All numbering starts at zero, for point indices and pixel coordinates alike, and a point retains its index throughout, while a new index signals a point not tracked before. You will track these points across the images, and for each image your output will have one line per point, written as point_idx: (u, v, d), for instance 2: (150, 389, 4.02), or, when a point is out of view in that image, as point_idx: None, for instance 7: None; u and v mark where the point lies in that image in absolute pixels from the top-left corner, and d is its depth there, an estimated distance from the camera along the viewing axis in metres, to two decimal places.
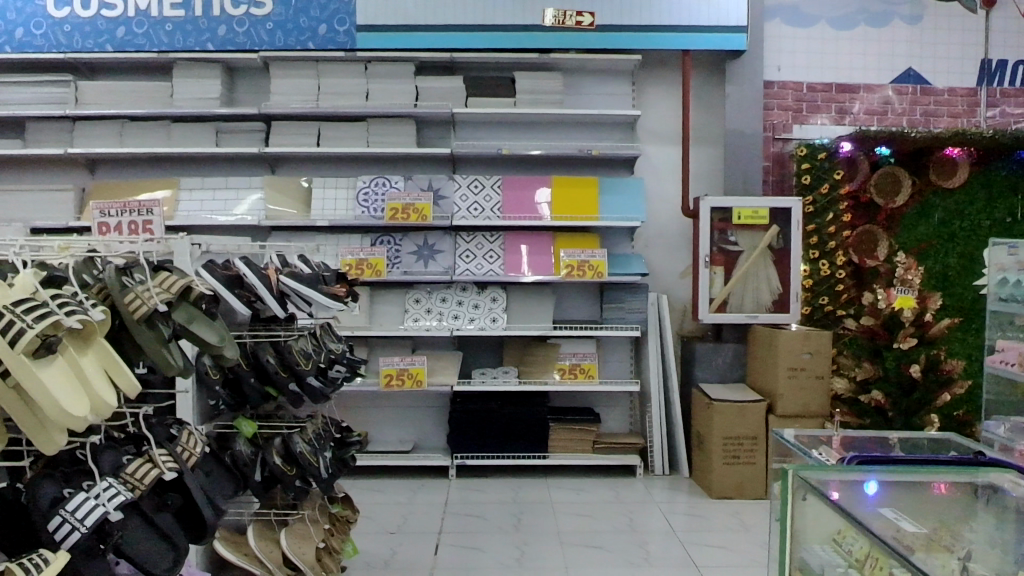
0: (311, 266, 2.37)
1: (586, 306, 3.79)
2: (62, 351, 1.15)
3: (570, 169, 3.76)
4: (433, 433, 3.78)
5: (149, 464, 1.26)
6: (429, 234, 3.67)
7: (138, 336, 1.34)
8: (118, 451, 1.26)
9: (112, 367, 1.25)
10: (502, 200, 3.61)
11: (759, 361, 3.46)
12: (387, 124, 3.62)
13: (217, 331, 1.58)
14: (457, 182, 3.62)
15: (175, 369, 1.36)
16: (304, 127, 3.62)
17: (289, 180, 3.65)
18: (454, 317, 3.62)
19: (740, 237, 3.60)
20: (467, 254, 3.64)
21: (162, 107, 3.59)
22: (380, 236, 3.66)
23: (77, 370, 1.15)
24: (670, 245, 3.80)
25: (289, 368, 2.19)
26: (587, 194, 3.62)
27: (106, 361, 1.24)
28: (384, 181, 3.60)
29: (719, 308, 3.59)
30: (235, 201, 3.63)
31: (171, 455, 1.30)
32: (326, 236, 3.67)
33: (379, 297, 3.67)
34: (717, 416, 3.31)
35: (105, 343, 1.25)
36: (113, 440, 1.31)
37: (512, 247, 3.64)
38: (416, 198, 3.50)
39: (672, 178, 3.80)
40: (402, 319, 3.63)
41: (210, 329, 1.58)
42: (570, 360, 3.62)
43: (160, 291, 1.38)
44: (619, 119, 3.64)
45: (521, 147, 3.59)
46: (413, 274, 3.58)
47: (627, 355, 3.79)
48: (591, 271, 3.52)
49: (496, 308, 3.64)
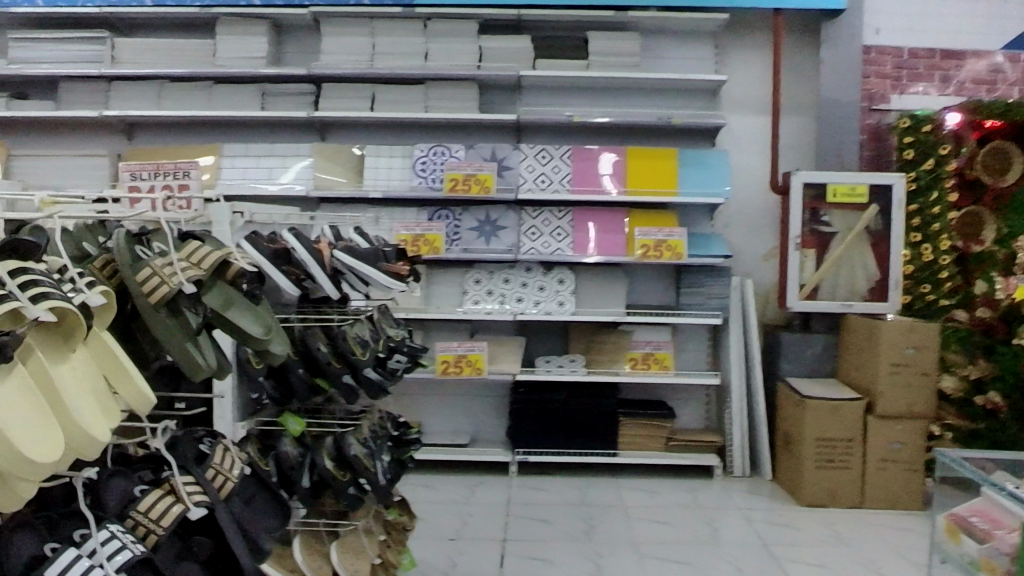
0: (369, 239, 2.09)
1: (660, 290, 3.46)
2: (26, 365, 0.93)
3: (645, 139, 3.43)
4: (491, 425, 3.48)
5: (167, 499, 1.08)
6: (490, 207, 3.36)
7: (153, 325, 1.06)
8: (131, 479, 1.10)
9: (111, 372, 1.05)
10: (571, 171, 3.29)
11: (854, 355, 3.14)
12: (448, 87, 3.31)
13: (260, 319, 1.30)
14: (523, 151, 3.30)
15: (201, 370, 1.08)
16: (356, 89, 3.32)
17: (340, 148, 3.36)
18: (518, 299, 3.31)
19: (834, 217, 3.27)
20: (532, 231, 3.32)
21: (205, 67, 3.30)
22: (438, 210, 3.36)
23: (50, 388, 0.94)
24: (754, 225, 3.47)
25: (343, 357, 1.90)
26: (664, 167, 3.29)
27: (105, 363, 1.05)
28: (443, 149, 3.30)
29: (809, 294, 3.28)
30: (282, 170, 3.34)
31: (196, 483, 1.13)
32: (379, 209, 3.37)
33: (435, 277, 3.38)
34: (809, 414, 2.99)
35: (105, 342, 1.06)
36: (126, 463, 1.15)
37: (582, 223, 3.32)
38: (479, 169, 3.19)
39: (758, 151, 3.46)
40: (460, 301, 3.33)
41: (254, 317, 1.30)
42: (643, 349, 3.31)
43: (185, 265, 1.11)
44: (702, 84, 3.31)
45: (593, 114, 3.26)
46: (474, 252, 3.28)
47: (704, 344, 3.46)
48: (668, 252, 3.20)
49: (563, 291, 3.32)
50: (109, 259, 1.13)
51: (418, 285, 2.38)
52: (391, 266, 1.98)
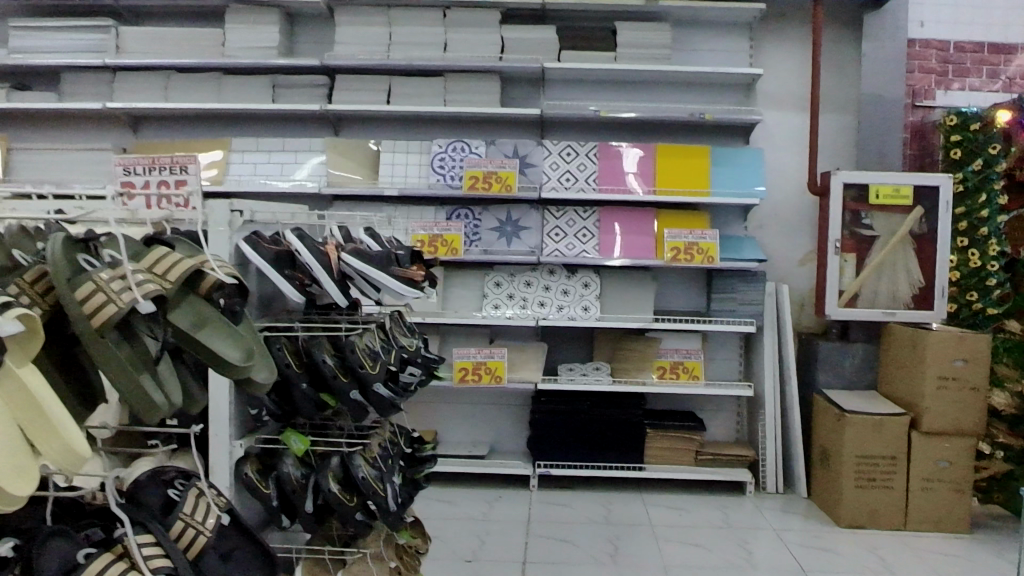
0: (380, 240, 1.91)
1: (689, 295, 3.29)
2: None
3: (676, 136, 3.26)
4: (510, 436, 3.32)
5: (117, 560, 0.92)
6: (512, 206, 3.19)
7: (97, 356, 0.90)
8: (75, 541, 0.93)
9: (32, 429, 0.84)
10: (598, 169, 3.13)
11: (896, 368, 2.97)
12: (469, 80, 3.14)
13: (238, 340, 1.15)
14: (546, 148, 3.14)
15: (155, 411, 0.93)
16: (372, 81, 3.16)
17: (354, 143, 3.20)
18: (540, 304, 3.15)
19: (874, 219, 3.09)
20: (556, 232, 3.15)
21: (213, 57, 3.14)
22: (456, 209, 3.20)
23: None
24: (789, 227, 3.29)
25: (349, 370, 1.72)
26: (696, 165, 3.12)
27: (26, 418, 0.83)
28: (462, 145, 3.14)
29: (850, 302, 3.09)
30: (293, 166, 3.18)
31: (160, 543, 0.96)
32: (395, 207, 3.20)
33: (454, 280, 3.21)
34: (848, 429, 2.83)
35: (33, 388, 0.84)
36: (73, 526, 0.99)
37: (608, 224, 3.15)
38: (501, 166, 3.02)
39: (794, 150, 3.28)
40: (479, 306, 3.16)
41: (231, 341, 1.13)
42: (672, 357, 3.15)
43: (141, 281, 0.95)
44: (736, 78, 3.13)
45: (621, 109, 3.09)
46: (494, 253, 3.11)
47: (736, 353, 3.29)
48: (700, 256, 3.03)
49: (588, 295, 3.15)
50: (43, 271, 0.95)
51: (432, 290, 2.22)
52: (404, 270, 1.80)
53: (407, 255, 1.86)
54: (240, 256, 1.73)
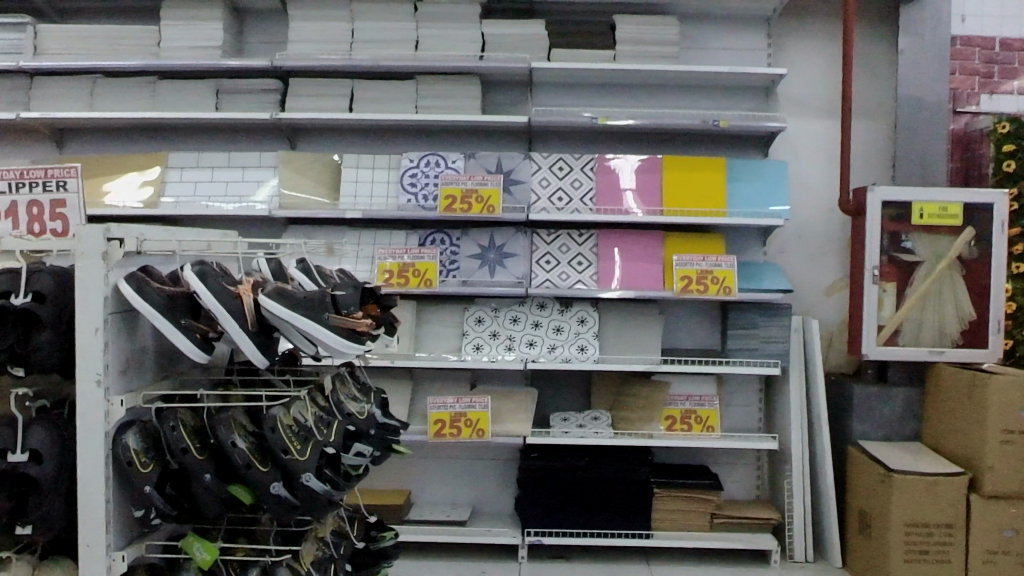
0: (318, 274, 1.43)
1: (702, 332, 2.84)
2: None
3: (685, 148, 2.82)
4: (496, 498, 2.86)
5: None
6: (496, 229, 2.74)
7: None
8: None
9: None
10: (595, 187, 2.69)
11: (946, 419, 2.54)
12: (444, 84, 2.71)
13: None
14: (535, 161, 2.70)
15: None
16: (331, 84, 2.71)
17: (312, 157, 2.75)
18: (528, 343, 2.69)
19: (917, 242, 2.64)
20: (546, 260, 2.70)
21: (146, 58, 2.69)
22: (430, 234, 2.75)
23: None
24: (815, 252, 2.86)
25: (270, 455, 1.27)
26: (710, 181, 2.68)
27: None
28: (437, 159, 2.70)
29: (889, 339, 2.64)
30: (241, 185, 2.73)
31: None
32: (358, 232, 2.75)
33: (428, 316, 2.76)
34: (896, 493, 2.38)
35: None
36: None
37: (607, 249, 2.71)
38: (481, 182, 2.59)
39: (821, 163, 2.85)
40: (458, 346, 2.71)
41: None
42: (683, 406, 2.71)
43: None
44: (755, 80, 2.71)
45: (620, 115, 2.65)
46: (474, 285, 2.65)
47: (755, 398, 2.85)
48: (716, 286, 2.60)
49: (584, 333, 2.70)
50: None
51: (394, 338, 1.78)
52: (343, 316, 1.28)
53: (353, 295, 1.34)
54: (125, 302, 1.29)
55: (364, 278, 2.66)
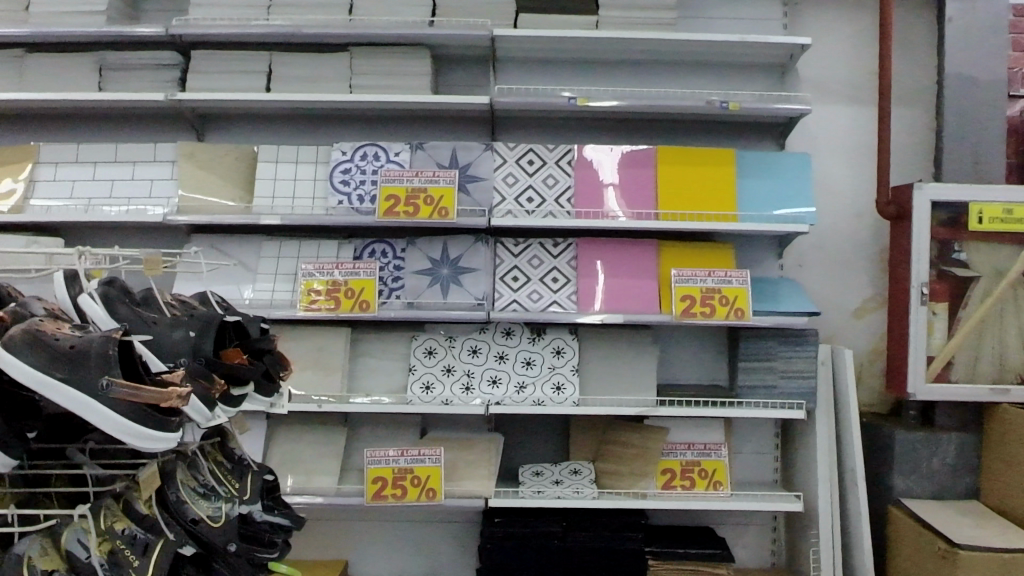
0: (118, 309, 1.05)
1: (704, 364, 2.31)
2: None
3: (682, 138, 2.30)
4: (452, 570, 2.31)
5: None
6: (449, 238, 2.20)
7: None
8: None
9: None
10: (574, 185, 2.16)
11: (1016, 474, 2.01)
12: (383, 58, 2.17)
13: None
14: (499, 153, 2.17)
15: None
16: (243, 59, 2.18)
17: (221, 150, 2.21)
18: (491, 381, 2.15)
19: (971, 253, 2.12)
20: (513, 276, 2.17)
21: (8, 25, 2.15)
22: (368, 244, 2.22)
23: None
24: (841, 266, 2.34)
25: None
26: (716, 178, 2.15)
27: None
28: (376, 151, 2.17)
29: (940, 375, 2.12)
30: (129, 186, 2.19)
31: None
32: (279, 243, 2.22)
33: (366, 346, 2.22)
34: (961, 572, 1.85)
35: None
36: None
37: (588, 262, 2.17)
38: (430, 179, 2.06)
39: (847, 157, 2.35)
40: (402, 384, 2.17)
41: None
42: (684, 457, 2.18)
43: None
44: (768, 53, 2.19)
45: (603, 95, 2.12)
46: (422, 308, 2.11)
47: (769, 444, 2.33)
48: (725, 308, 2.09)
49: (560, 369, 2.16)
50: None
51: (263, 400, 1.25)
52: (132, 385, 0.93)
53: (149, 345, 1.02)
54: None
55: (285, 300, 2.12)
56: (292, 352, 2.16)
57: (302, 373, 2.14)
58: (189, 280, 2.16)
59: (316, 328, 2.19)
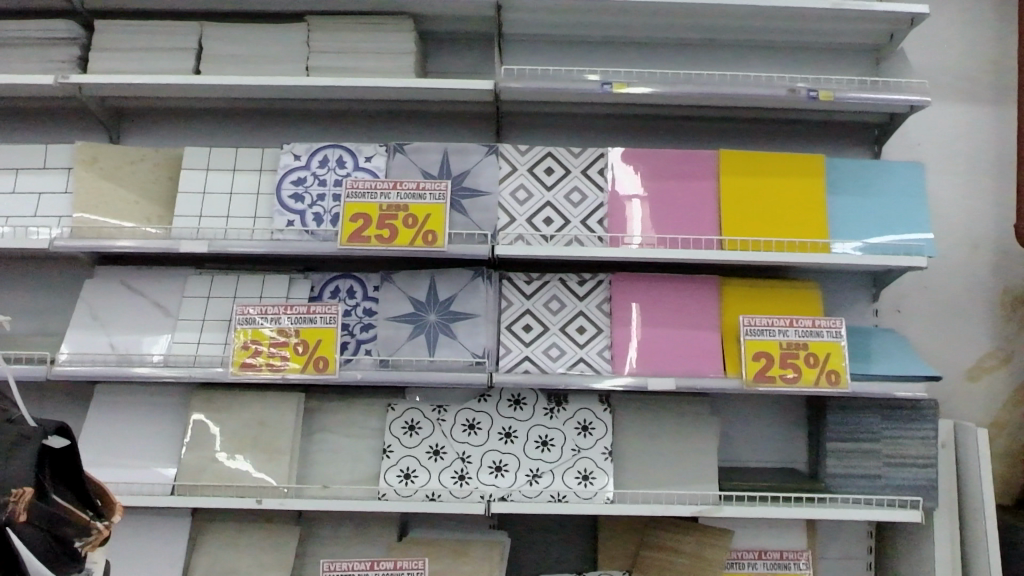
0: None
1: (776, 439, 1.75)
2: None
3: (747, 142, 1.74)
4: None
5: None
6: (439, 274, 1.63)
7: None
8: None
9: None
10: (608, 200, 1.59)
11: None
12: (353, 29, 1.61)
13: None
14: (508, 158, 1.61)
15: None
16: (165, 30, 1.62)
17: (132, 153, 1.66)
18: (494, 468, 1.58)
19: None
20: (524, 324, 1.60)
21: None
22: (331, 279, 1.67)
23: None
24: (955, 310, 1.78)
25: None
26: (801, 193, 1.59)
27: None
28: (342, 155, 1.61)
29: None
30: (7, 200, 1.63)
31: None
32: (210, 278, 1.65)
33: (327, 417, 1.65)
34: None
35: None
36: None
37: (625, 306, 1.61)
38: (414, 193, 1.51)
39: (960, 169, 1.79)
40: (373, 469, 1.60)
41: None
42: (753, 570, 1.61)
43: None
44: (869, 27, 1.64)
45: (648, 80, 1.57)
46: (400, 368, 1.55)
47: (862, 547, 1.76)
48: (814, 370, 1.53)
49: (588, 451, 1.59)
50: None
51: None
52: None
53: None
54: None
55: (215, 356, 1.55)
56: (226, 427, 1.60)
57: (238, 457, 1.57)
58: (86, 328, 1.60)
59: (259, 394, 1.63)
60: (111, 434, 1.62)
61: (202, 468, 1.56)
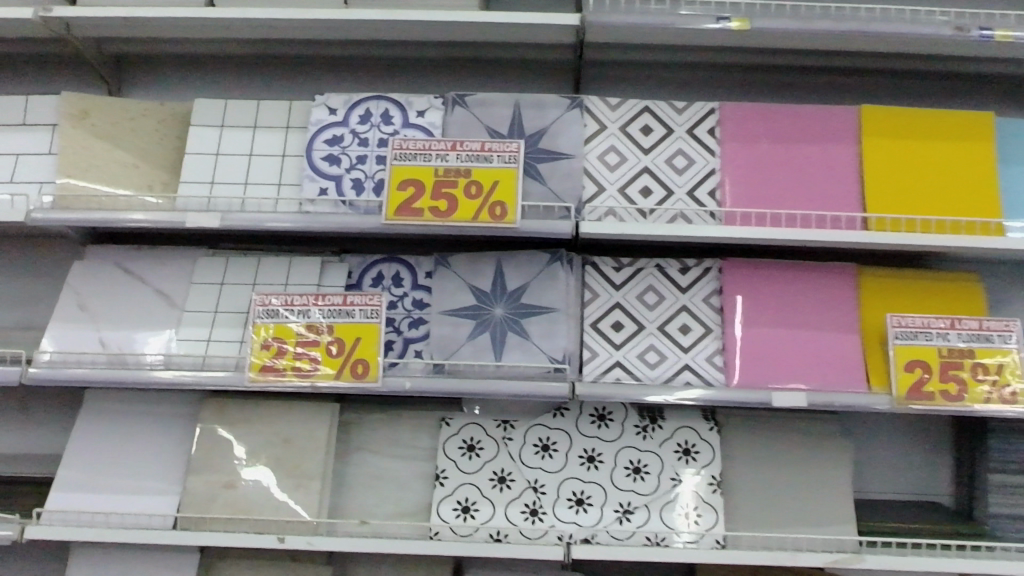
0: None
1: (918, 465, 1.42)
2: None
3: (885, 99, 1.41)
4: None
5: None
6: (506, 258, 1.31)
7: None
8: None
9: None
10: (722, 167, 1.27)
11: None
12: None
13: None
14: (594, 117, 1.30)
15: None
16: None
17: (130, 106, 1.35)
18: (573, 502, 1.26)
19: None
20: (613, 321, 1.28)
21: None
22: (374, 264, 1.36)
23: None
24: None
25: None
26: (965, 159, 1.26)
27: None
28: (388, 109, 1.30)
29: None
30: None
31: None
32: (223, 261, 1.35)
33: (368, 433, 1.34)
34: None
35: None
36: None
37: (741, 298, 1.28)
38: (477, 156, 1.20)
39: None
40: (424, 500, 1.28)
41: None
42: None
43: None
44: None
45: (775, 17, 1.22)
46: (460, 374, 1.23)
47: None
48: (983, 386, 1.19)
49: (692, 481, 1.27)
50: None
51: None
52: None
53: None
54: None
55: (228, 358, 1.25)
56: (242, 445, 1.29)
57: (256, 484, 1.26)
58: (72, 320, 1.29)
59: (283, 404, 1.32)
60: (102, 450, 1.31)
61: (211, 497, 1.25)
